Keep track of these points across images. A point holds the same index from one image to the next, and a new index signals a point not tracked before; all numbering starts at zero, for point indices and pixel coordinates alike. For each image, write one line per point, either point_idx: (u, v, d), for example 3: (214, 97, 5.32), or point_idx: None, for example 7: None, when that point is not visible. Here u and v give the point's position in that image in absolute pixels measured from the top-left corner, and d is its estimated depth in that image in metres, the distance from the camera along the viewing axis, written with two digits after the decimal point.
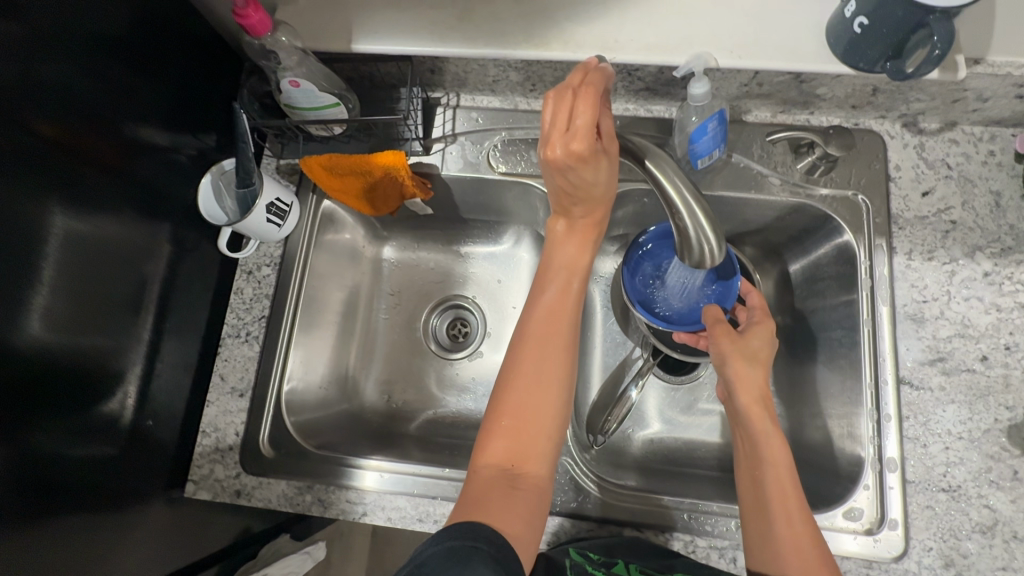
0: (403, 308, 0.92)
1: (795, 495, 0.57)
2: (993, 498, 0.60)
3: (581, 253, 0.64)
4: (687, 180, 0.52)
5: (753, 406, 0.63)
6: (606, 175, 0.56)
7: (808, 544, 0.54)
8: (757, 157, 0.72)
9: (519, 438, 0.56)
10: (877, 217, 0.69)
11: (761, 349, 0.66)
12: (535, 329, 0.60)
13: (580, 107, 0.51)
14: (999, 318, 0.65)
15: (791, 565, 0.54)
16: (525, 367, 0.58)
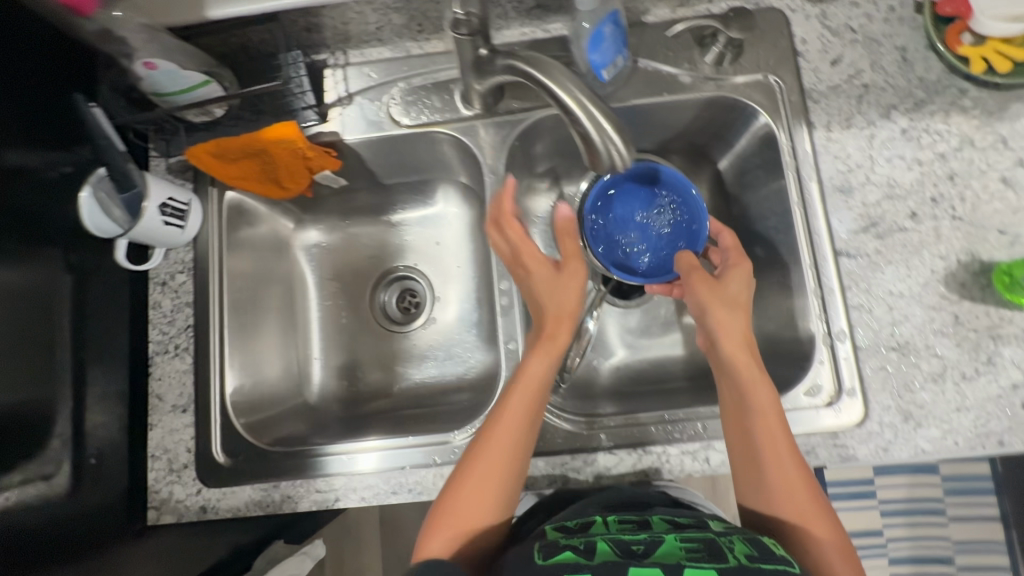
0: (345, 290, 0.88)
1: (789, 450, 0.56)
2: (939, 346, 0.62)
3: (570, 294, 0.64)
4: (582, 85, 0.50)
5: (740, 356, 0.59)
6: (550, 298, 0.63)
7: (802, 497, 0.55)
8: (663, 58, 0.69)
9: (498, 469, 0.57)
10: (791, 95, 0.68)
11: (736, 297, 0.63)
12: (527, 374, 0.60)
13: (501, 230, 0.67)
14: (922, 172, 0.65)
15: (785, 512, 0.55)
16: (503, 401, 0.59)
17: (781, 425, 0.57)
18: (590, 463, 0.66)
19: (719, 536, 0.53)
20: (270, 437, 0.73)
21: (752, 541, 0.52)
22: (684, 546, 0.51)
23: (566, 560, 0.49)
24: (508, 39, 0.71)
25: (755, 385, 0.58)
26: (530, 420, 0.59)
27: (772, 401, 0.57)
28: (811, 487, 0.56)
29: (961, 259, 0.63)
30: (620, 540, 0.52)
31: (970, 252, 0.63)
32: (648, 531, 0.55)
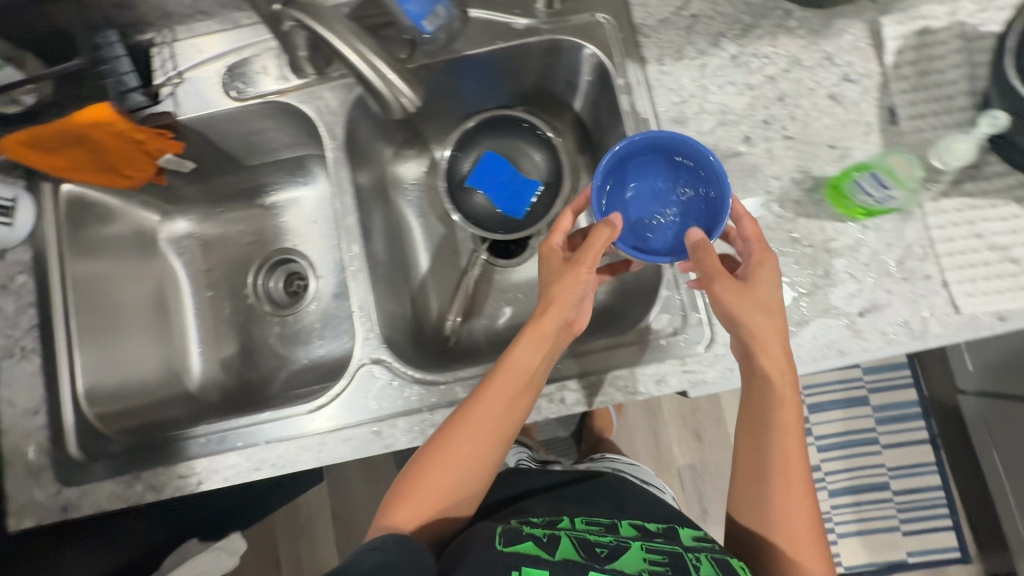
0: (224, 279, 0.87)
1: (801, 479, 0.55)
2: (778, 264, 0.63)
3: (569, 288, 0.60)
4: (349, 24, 0.52)
5: (780, 358, 0.55)
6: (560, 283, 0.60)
7: (802, 537, 0.54)
8: (493, 7, 0.69)
9: (475, 462, 0.57)
10: (622, 32, 0.67)
11: (767, 314, 0.56)
12: (513, 360, 0.58)
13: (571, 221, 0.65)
14: (753, 97, 0.66)
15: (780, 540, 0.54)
16: (488, 388, 0.58)
17: (800, 452, 0.55)
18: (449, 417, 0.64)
19: (687, 554, 0.55)
20: (119, 426, 0.71)
21: (717, 561, 0.54)
22: (648, 557, 0.53)
23: (525, 552, 0.51)
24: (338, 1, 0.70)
25: (784, 395, 0.55)
26: (511, 403, 0.58)
27: (793, 417, 0.55)
28: (809, 523, 0.54)
29: (796, 178, 0.64)
30: (585, 541, 0.54)
31: (804, 170, 0.64)
32: (614, 534, 0.58)
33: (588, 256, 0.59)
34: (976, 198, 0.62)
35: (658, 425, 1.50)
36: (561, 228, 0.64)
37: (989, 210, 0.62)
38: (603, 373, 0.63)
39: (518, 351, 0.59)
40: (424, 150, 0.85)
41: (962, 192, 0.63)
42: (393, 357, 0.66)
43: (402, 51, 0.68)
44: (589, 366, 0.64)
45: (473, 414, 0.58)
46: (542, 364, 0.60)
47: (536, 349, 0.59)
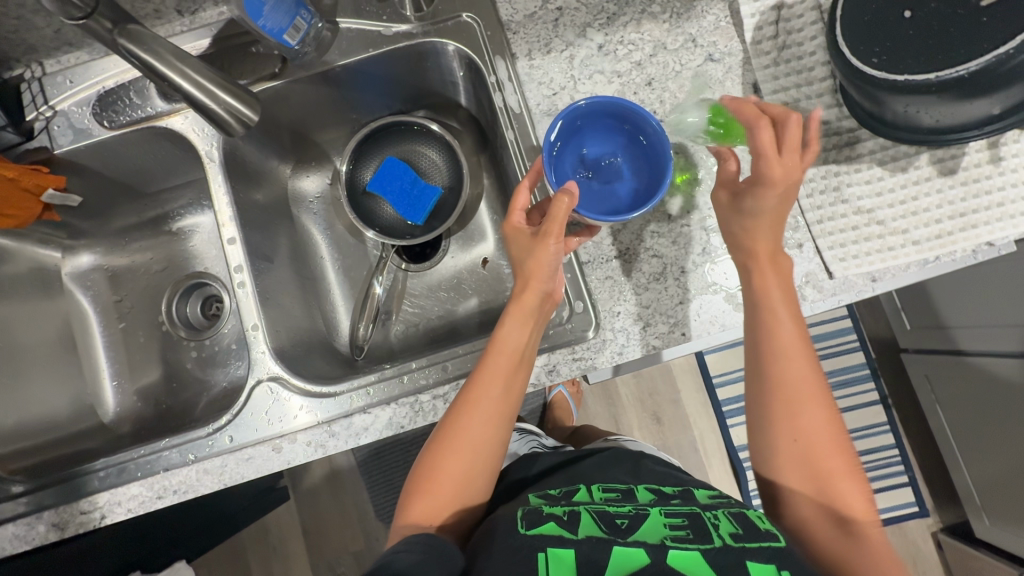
0: (136, 309, 0.86)
1: (817, 432, 0.55)
2: (658, 246, 0.64)
3: (544, 260, 0.58)
4: (168, 44, 0.53)
5: (775, 314, 0.57)
6: (537, 255, 0.58)
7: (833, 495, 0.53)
8: (362, 15, 0.69)
9: (484, 444, 0.58)
10: (490, 30, 0.68)
11: (767, 232, 0.57)
12: (501, 341, 0.58)
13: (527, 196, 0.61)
14: (622, 84, 0.67)
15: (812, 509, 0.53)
16: (482, 372, 0.58)
17: (817, 408, 0.55)
18: (348, 428, 0.64)
19: (705, 513, 0.54)
20: (18, 464, 0.70)
21: (735, 517, 0.53)
22: (668, 521, 0.52)
23: (549, 532, 0.50)
24: (206, 21, 0.69)
25: (782, 349, 0.56)
26: (509, 380, 0.58)
27: (806, 374, 0.56)
28: (842, 477, 0.53)
29: None
30: (604, 513, 0.53)
31: (676, 152, 0.66)
32: (632, 502, 0.56)
33: (555, 224, 0.56)
34: (841, 165, 0.64)
35: (617, 412, 1.46)
36: (519, 204, 0.61)
37: (852, 175, 0.64)
38: None
39: (507, 331, 0.58)
40: (325, 162, 0.85)
41: (827, 160, 0.64)
42: (289, 373, 0.66)
43: (273, 66, 0.69)
44: None
45: (474, 398, 0.58)
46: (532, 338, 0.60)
47: (522, 326, 0.59)
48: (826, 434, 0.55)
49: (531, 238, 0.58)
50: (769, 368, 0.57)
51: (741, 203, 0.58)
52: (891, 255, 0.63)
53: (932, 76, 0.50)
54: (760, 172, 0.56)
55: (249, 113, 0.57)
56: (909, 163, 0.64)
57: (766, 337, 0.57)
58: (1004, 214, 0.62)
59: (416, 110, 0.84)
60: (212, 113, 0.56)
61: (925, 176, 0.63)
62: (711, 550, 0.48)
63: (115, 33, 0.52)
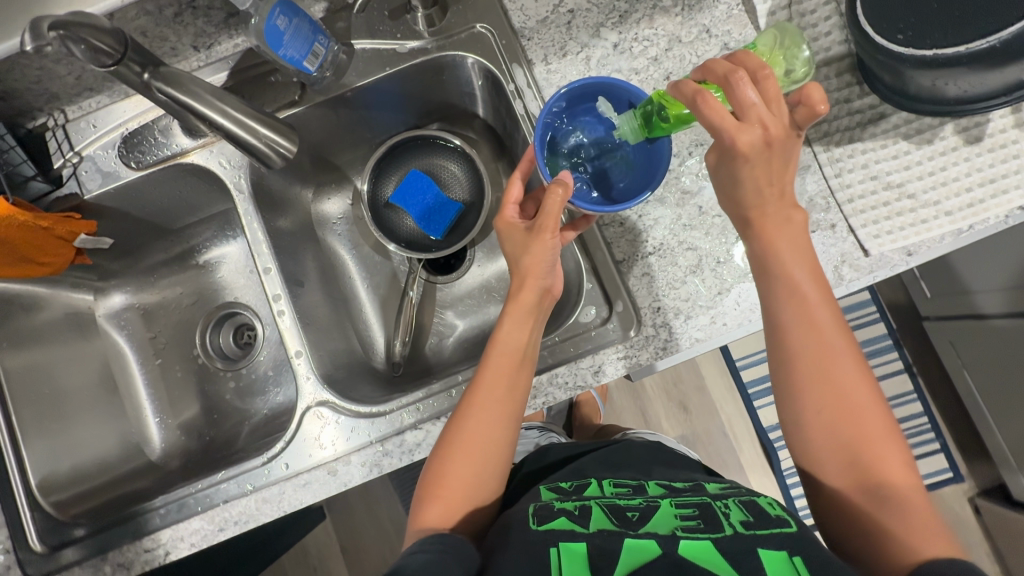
0: (171, 344, 0.87)
1: (847, 397, 0.52)
2: (692, 238, 0.65)
3: (540, 255, 0.59)
4: (205, 83, 0.55)
5: (793, 281, 0.54)
6: (531, 251, 0.59)
7: (874, 462, 0.50)
8: (376, 35, 0.69)
9: (493, 447, 0.58)
10: (504, 39, 0.68)
11: (767, 188, 0.52)
12: (501, 341, 0.59)
13: (520, 189, 0.62)
14: (640, 81, 0.67)
15: (849, 480, 0.51)
16: (485, 373, 0.59)
17: (847, 374, 0.52)
18: (402, 445, 0.64)
19: (716, 501, 0.54)
20: (78, 508, 0.71)
21: (745, 505, 0.53)
22: (678, 512, 0.52)
23: (561, 527, 0.51)
24: (223, 54, 0.70)
25: (805, 320, 0.54)
26: (513, 382, 0.59)
27: (834, 339, 0.53)
28: (878, 442, 0.51)
29: (693, 152, 0.66)
30: (615, 506, 0.54)
31: (702, 144, 0.66)
32: (642, 496, 0.56)
33: (549, 219, 0.58)
34: (865, 142, 0.64)
35: (645, 404, 1.47)
36: (511, 199, 0.62)
37: (879, 151, 0.64)
38: (541, 375, 0.65)
39: (508, 330, 0.60)
40: (345, 183, 0.86)
41: (852, 139, 0.65)
42: (338, 396, 0.66)
43: (293, 93, 0.69)
44: (555, 359, 0.66)
45: (478, 401, 0.58)
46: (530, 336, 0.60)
47: (522, 325, 0.60)
48: (858, 400, 0.52)
49: (526, 232, 0.59)
50: (791, 341, 0.54)
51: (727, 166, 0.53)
52: (925, 228, 0.63)
53: (963, 49, 0.50)
54: (725, 145, 0.50)
55: (287, 143, 0.59)
56: (934, 134, 0.64)
57: (783, 304, 0.54)
58: None
59: (430, 123, 0.84)
60: (253, 146, 0.58)
61: (952, 146, 0.63)
62: (723, 538, 0.48)
63: (152, 77, 0.54)
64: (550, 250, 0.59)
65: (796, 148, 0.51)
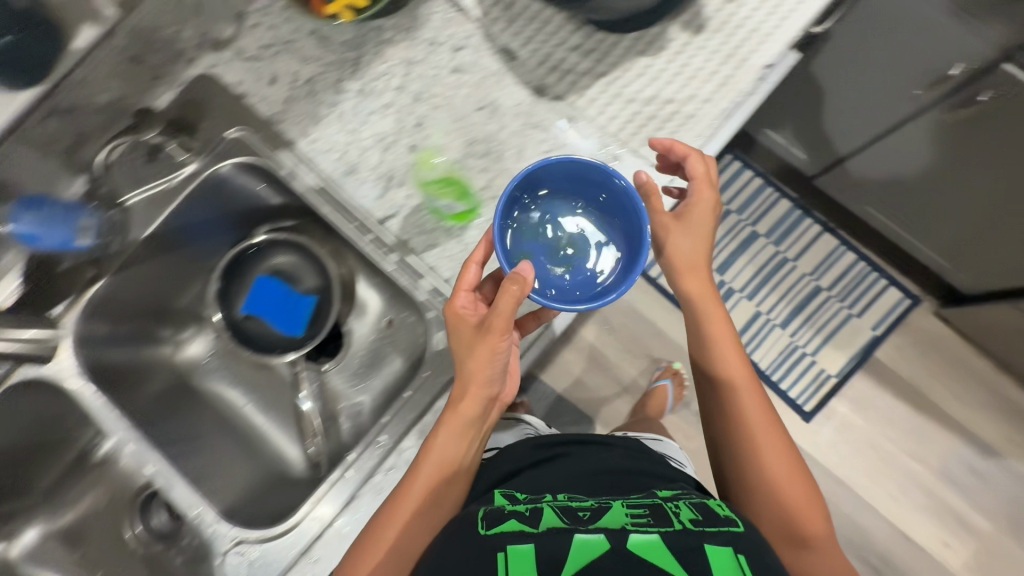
0: (102, 553, 0.83)
1: (755, 415, 0.65)
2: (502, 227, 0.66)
3: (484, 361, 0.57)
4: None
5: (712, 328, 0.66)
6: (488, 349, 0.57)
7: (770, 471, 0.63)
8: (143, 182, 0.70)
9: (431, 514, 0.59)
10: (259, 132, 0.70)
11: (699, 247, 0.64)
12: (441, 445, 0.59)
13: (475, 277, 0.61)
14: (396, 112, 0.69)
15: (767, 496, 0.62)
16: (419, 468, 0.59)
17: (758, 408, 0.65)
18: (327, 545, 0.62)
19: (665, 502, 0.56)
20: None
21: (694, 505, 0.56)
22: (629, 510, 0.54)
23: (509, 530, 0.50)
24: None
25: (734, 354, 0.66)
26: (440, 494, 0.59)
27: (758, 411, 0.65)
28: (795, 481, 0.63)
29: (470, 150, 0.68)
30: (567, 508, 0.54)
31: (473, 140, 0.68)
32: (594, 498, 0.58)
33: (499, 317, 0.56)
34: (611, 73, 0.67)
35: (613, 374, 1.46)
36: (463, 288, 0.60)
37: (626, 75, 0.67)
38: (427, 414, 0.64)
39: (440, 442, 0.59)
40: (197, 322, 0.84)
41: (599, 75, 0.67)
42: (247, 532, 0.64)
43: (88, 270, 0.70)
44: (433, 394, 0.65)
45: (420, 487, 0.59)
46: (466, 446, 0.60)
47: (458, 439, 0.59)
48: (781, 445, 0.64)
49: (473, 333, 0.58)
50: (733, 401, 0.66)
51: (687, 224, 0.63)
52: (693, 121, 0.66)
53: None
54: (697, 176, 0.63)
55: (60, 334, 0.69)
56: (663, 40, 0.68)
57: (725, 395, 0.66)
58: (763, 38, 0.66)
59: (258, 228, 0.84)
60: (26, 351, 0.66)
61: (683, 43, 0.67)
62: (670, 532, 0.50)
63: None
64: (499, 350, 0.57)
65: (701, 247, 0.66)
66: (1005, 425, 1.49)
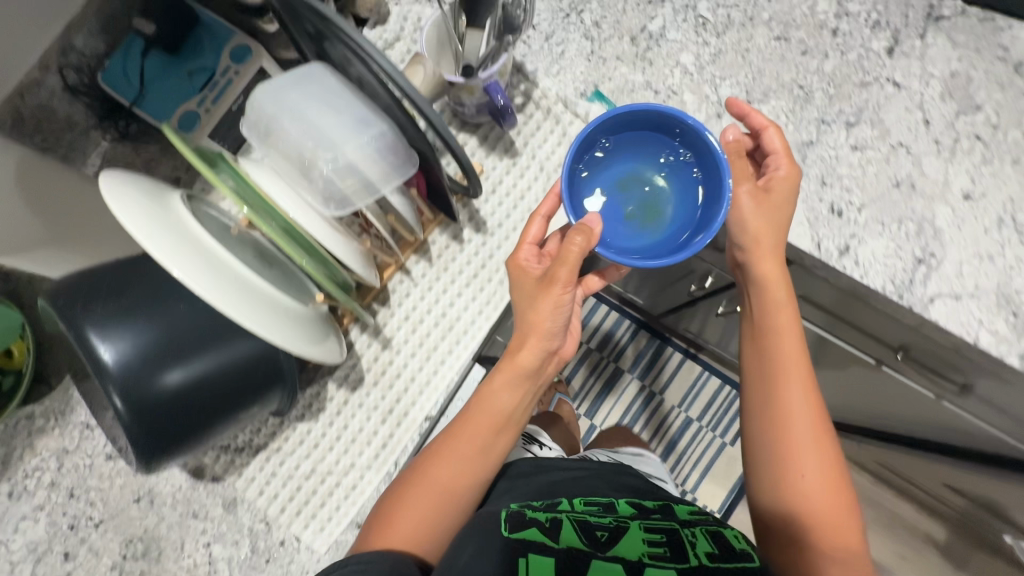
0: None
1: (800, 409, 0.60)
2: None
3: (545, 312, 0.56)
4: None
5: (782, 320, 0.62)
6: (546, 315, 0.55)
7: (804, 480, 0.58)
8: None
9: (451, 495, 0.56)
10: None
11: (769, 231, 0.60)
12: (487, 403, 0.57)
13: (540, 229, 0.60)
14: (49, 513, 0.63)
15: (808, 490, 0.58)
16: (460, 429, 0.58)
17: (803, 429, 0.59)
18: None
19: (683, 530, 0.56)
20: None
21: (712, 537, 0.56)
22: (647, 536, 0.54)
23: (533, 539, 0.51)
24: None
25: (769, 247, 0.61)
26: (489, 444, 0.58)
27: (808, 412, 0.60)
28: (807, 457, 0.58)
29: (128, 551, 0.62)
30: (586, 523, 0.54)
31: (131, 538, 0.62)
32: (614, 513, 0.58)
33: (563, 270, 0.54)
34: (269, 445, 0.63)
35: None
36: (528, 242, 0.60)
37: (285, 446, 0.63)
38: None
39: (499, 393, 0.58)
40: None
41: (257, 449, 0.63)
42: None
43: None
44: None
45: (444, 453, 0.57)
46: (517, 399, 0.58)
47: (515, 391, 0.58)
48: (829, 480, 0.58)
49: (538, 284, 0.56)
50: (766, 364, 0.63)
51: (767, 201, 0.60)
52: (356, 492, 0.61)
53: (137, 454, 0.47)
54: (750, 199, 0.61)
55: None
56: (321, 400, 0.63)
57: (771, 348, 0.62)
58: (422, 388, 0.63)
59: None
60: None
61: (341, 401, 0.63)
62: (687, 569, 0.50)
63: None
64: (537, 340, 0.57)
65: (783, 208, 0.60)
66: (891, 540, 1.43)
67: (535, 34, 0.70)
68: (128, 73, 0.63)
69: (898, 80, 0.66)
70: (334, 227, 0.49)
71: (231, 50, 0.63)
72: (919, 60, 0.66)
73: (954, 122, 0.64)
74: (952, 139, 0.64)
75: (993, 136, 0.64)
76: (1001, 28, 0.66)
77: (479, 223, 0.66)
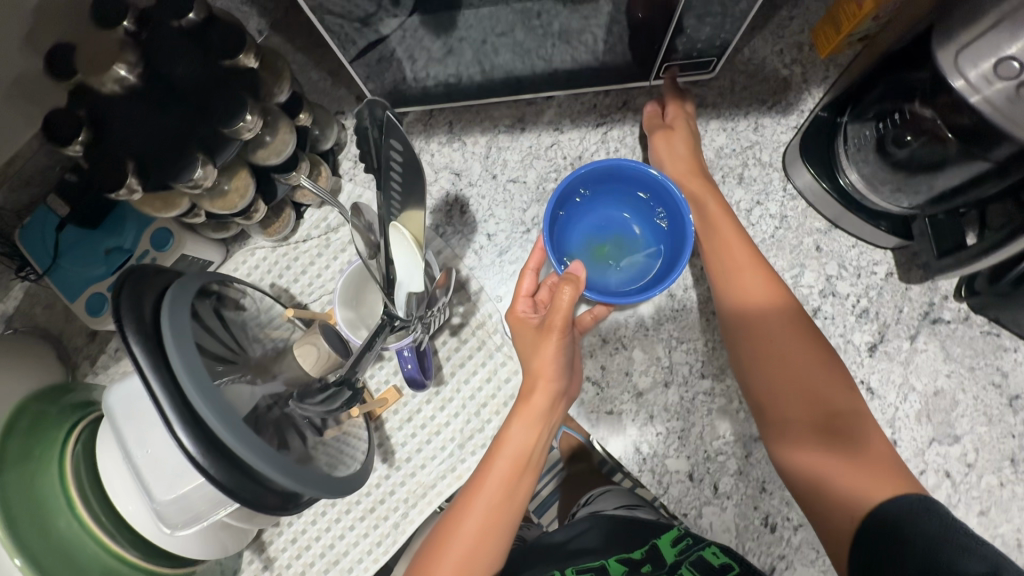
0: None
1: (746, 279, 0.53)
2: None
3: (552, 356, 0.51)
4: None
5: (710, 212, 0.58)
6: (554, 352, 0.50)
7: (772, 312, 0.52)
8: None
9: (483, 550, 0.47)
10: None
11: (678, 162, 0.60)
12: (505, 444, 0.50)
13: (531, 282, 0.56)
14: None
15: (756, 332, 0.52)
16: (478, 477, 0.50)
17: (755, 278, 0.54)
18: None
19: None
20: None
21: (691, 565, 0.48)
22: None
23: None
24: None
25: (734, 243, 0.55)
26: (515, 492, 0.49)
27: (747, 254, 0.55)
28: (748, 275, 0.54)
29: None
30: None
31: None
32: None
33: (558, 315, 0.49)
34: None
35: None
36: (524, 294, 0.56)
37: None
38: None
39: (512, 433, 0.50)
40: None
41: None
42: None
43: None
44: None
45: (468, 506, 0.49)
46: (539, 443, 0.51)
47: (529, 429, 0.50)
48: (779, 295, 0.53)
49: (537, 332, 0.52)
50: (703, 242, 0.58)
51: (672, 146, 0.61)
52: None
53: None
54: (665, 151, 0.61)
55: None
56: None
57: (711, 251, 0.56)
58: None
59: None
60: None
61: None
62: None
63: None
64: (550, 361, 0.50)
65: (686, 141, 0.61)
66: None
67: (489, 245, 0.65)
68: (47, 241, 0.58)
69: (874, 385, 0.58)
70: (189, 542, 0.45)
71: (152, 233, 0.58)
72: (902, 366, 0.58)
73: (924, 450, 0.57)
74: (918, 469, 0.57)
75: (965, 476, 0.56)
76: (1005, 348, 0.58)
77: (386, 452, 0.61)
